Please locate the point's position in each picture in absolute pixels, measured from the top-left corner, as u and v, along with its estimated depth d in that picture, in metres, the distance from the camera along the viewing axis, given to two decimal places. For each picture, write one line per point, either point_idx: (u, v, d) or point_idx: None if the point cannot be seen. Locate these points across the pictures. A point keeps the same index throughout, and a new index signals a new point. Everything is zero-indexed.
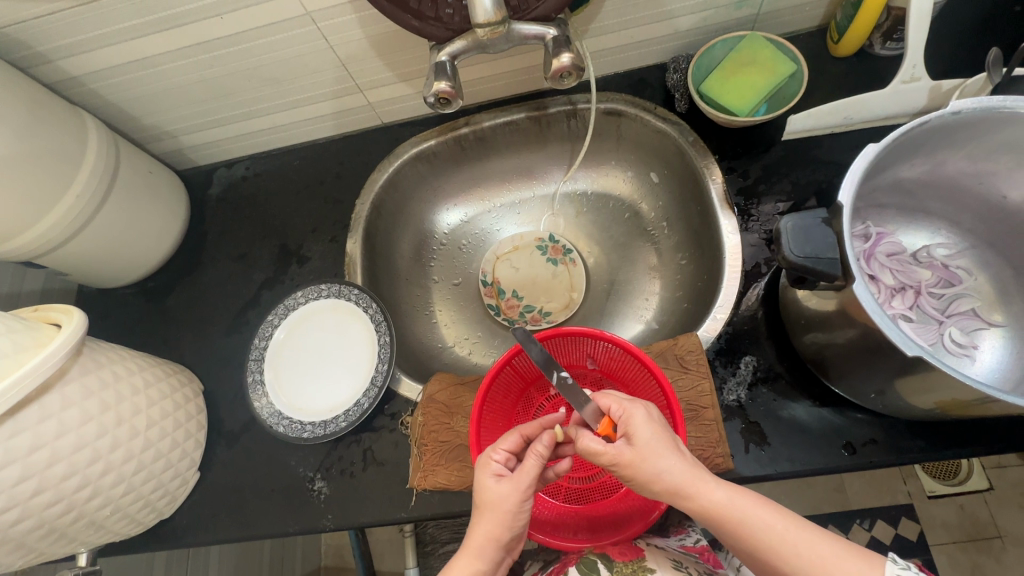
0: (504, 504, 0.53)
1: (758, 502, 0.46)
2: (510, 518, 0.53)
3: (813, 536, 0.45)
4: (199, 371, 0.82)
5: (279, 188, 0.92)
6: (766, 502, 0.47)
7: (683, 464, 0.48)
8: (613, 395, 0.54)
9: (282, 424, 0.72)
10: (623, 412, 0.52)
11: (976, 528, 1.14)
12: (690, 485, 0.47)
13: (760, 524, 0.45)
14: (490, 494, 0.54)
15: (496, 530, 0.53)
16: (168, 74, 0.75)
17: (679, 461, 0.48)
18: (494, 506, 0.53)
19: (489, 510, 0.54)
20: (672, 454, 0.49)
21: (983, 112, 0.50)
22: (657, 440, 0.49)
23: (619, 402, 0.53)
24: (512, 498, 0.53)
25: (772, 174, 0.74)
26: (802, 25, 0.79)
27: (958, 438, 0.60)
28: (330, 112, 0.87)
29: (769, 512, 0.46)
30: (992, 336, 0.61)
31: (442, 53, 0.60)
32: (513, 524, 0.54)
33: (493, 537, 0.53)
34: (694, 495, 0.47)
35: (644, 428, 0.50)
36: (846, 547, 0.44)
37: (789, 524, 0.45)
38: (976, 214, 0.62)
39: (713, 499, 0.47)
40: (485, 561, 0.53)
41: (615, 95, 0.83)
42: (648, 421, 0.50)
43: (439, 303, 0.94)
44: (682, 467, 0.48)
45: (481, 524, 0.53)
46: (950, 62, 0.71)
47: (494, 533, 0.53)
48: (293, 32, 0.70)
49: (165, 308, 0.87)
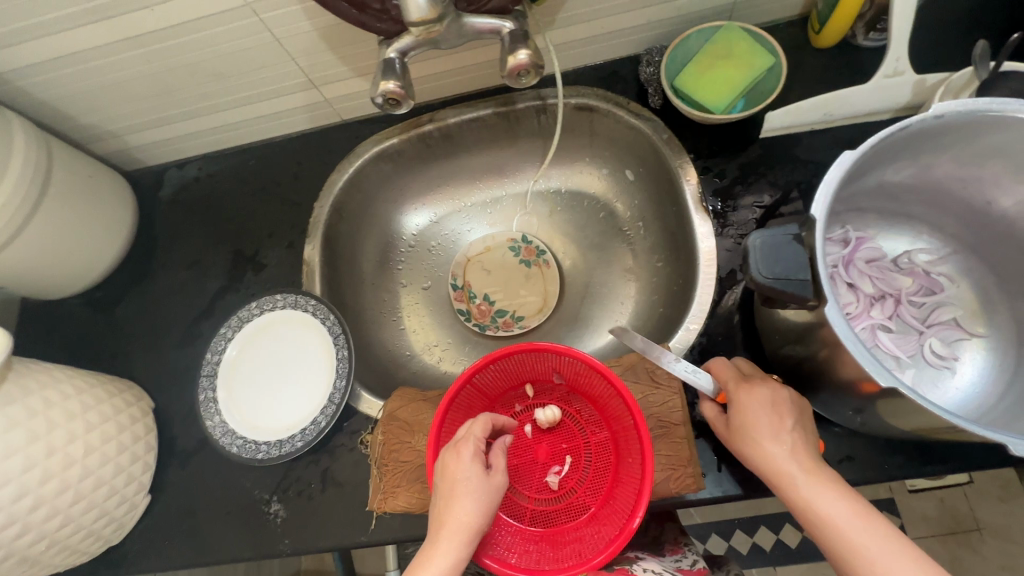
0: (477, 489, 0.52)
1: (849, 509, 0.46)
2: (484, 507, 0.51)
3: (899, 555, 0.44)
4: (151, 386, 0.77)
5: (233, 190, 0.86)
6: (856, 506, 0.46)
7: (786, 453, 0.50)
8: (726, 367, 0.58)
9: (236, 444, 0.68)
10: (732, 390, 0.55)
11: (956, 521, 1.14)
12: (787, 476, 0.49)
13: (843, 527, 0.45)
14: (463, 478, 0.52)
15: (473, 521, 0.50)
16: (102, 71, 0.70)
17: (780, 449, 0.50)
18: (467, 492, 0.51)
19: (466, 496, 0.51)
20: (772, 441, 0.50)
21: (967, 115, 0.47)
22: (764, 422, 0.51)
23: (729, 380, 0.55)
24: (484, 484, 0.52)
25: (749, 174, 0.71)
26: (782, 15, 0.75)
27: (937, 454, 0.57)
28: (284, 109, 0.81)
29: (860, 523, 0.45)
30: (973, 347, 0.59)
31: (390, 50, 0.55)
32: (483, 515, 0.51)
33: (470, 526, 0.50)
34: (783, 485, 0.49)
35: (753, 409, 0.52)
36: (925, 565, 0.43)
37: (875, 532, 0.45)
38: (959, 219, 0.59)
39: (809, 497, 0.47)
40: (462, 554, 0.49)
41: (586, 89, 0.78)
42: (753, 401, 0.53)
43: (407, 309, 0.89)
44: (781, 454, 0.50)
45: (456, 513, 0.50)
46: (935, 54, 0.68)
47: (470, 525, 0.50)
48: (233, 25, 0.65)
49: (114, 319, 0.82)
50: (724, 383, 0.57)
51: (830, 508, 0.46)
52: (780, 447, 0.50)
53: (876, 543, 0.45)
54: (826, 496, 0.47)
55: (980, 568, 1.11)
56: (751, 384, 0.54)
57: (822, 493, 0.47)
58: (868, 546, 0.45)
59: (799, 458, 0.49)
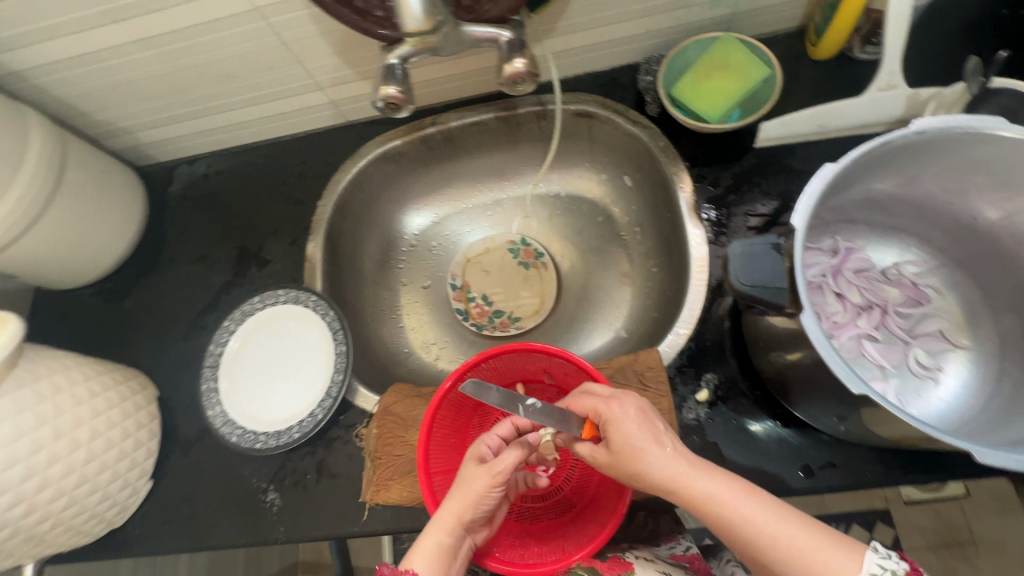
0: (473, 485, 0.57)
1: (740, 491, 0.46)
2: (475, 500, 0.56)
3: (794, 525, 0.45)
4: (155, 376, 0.80)
5: (240, 187, 0.89)
6: (750, 491, 0.47)
7: (670, 457, 0.49)
8: (589, 399, 0.56)
9: (235, 433, 0.71)
10: (604, 411, 0.54)
11: (951, 533, 1.13)
12: (679, 478, 0.48)
13: (739, 511, 0.45)
14: (466, 471, 0.59)
15: (461, 509, 0.56)
16: (116, 70, 0.72)
17: (661, 453, 0.50)
18: (465, 483, 0.58)
19: (462, 487, 0.57)
20: (657, 449, 0.50)
21: (949, 131, 0.48)
22: (639, 436, 0.51)
23: (598, 403, 0.54)
24: (483, 481, 0.57)
25: (743, 183, 0.72)
26: (780, 26, 0.76)
27: (919, 462, 0.58)
28: (291, 109, 0.83)
29: (755, 504, 0.46)
30: (958, 359, 0.59)
31: (391, 56, 0.57)
32: (479, 506, 0.57)
33: (456, 514, 0.56)
34: (680, 495, 0.48)
35: (625, 424, 0.52)
36: (817, 530, 0.44)
37: (767, 508, 0.46)
38: (948, 232, 0.60)
39: (699, 491, 0.47)
40: (449, 535, 0.55)
41: (585, 95, 0.80)
42: (626, 416, 0.52)
43: (406, 307, 0.91)
44: (665, 460, 0.49)
45: (450, 501, 0.57)
46: (930, 68, 0.68)
47: (457, 512, 0.56)
48: (242, 28, 0.67)
49: (123, 310, 0.85)
50: (591, 414, 0.56)
51: (717, 494, 0.46)
52: (661, 452, 0.50)
53: (773, 517, 0.45)
54: (713, 481, 0.47)
55: None
56: (618, 401, 0.54)
57: (708, 482, 0.47)
58: (767, 523, 0.45)
59: (678, 458, 0.49)
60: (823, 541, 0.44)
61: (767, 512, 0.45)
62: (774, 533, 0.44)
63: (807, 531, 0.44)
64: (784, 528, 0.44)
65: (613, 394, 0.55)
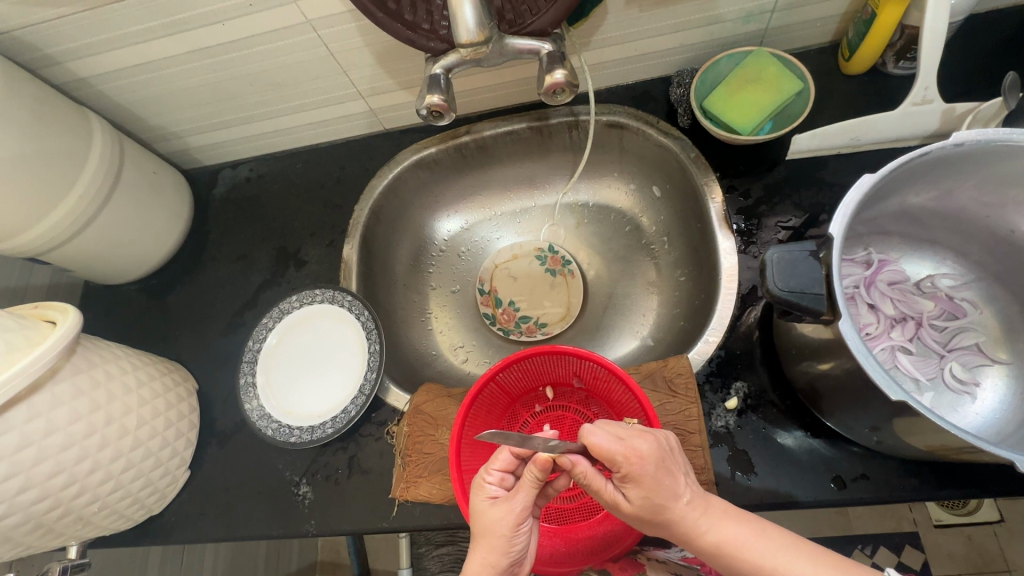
0: (497, 530, 0.52)
1: (749, 534, 0.47)
2: (505, 542, 0.52)
3: (805, 559, 0.44)
4: (196, 369, 0.83)
5: (280, 190, 0.92)
6: (761, 531, 0.47)
7: (686, 506, 0.48)
8: (609, 441, 0.49)
9: (270, 427, 0.73)
10: (622, 463, 0.49)
11: (983, 560, 1.09)
12: (692, 529, 0.48)
13: (751, 553, 0.46)
14: (485, 516, 0.53)
15: (491, 558, 0.52)
16: (172, 78, 0.76)
17: (679, 505, 0.48)
18: (488, 530, 0.53)
19: (486, 535, 0.53)
20: (673, 501, 0.48)
21: (987, 144, 0.48)
22: (658, 495, 0.48)
23: (621, 450, 0.49)
24: (507, 521, 0.52)
25: (774, 194, 0.73)
26: (812, 42, 0.77)
27: (952, 478, 0.58)
28: (332, 117, 0.87)
29: (765, 546, 0.46)
30: (994, 373, 0.59)
31: (436, 66, 0.60)
32: (509, 550, 0.53)
33: (490, 565, 0.52)
34: (693, 539, 0.48)
35: (646, 483, 0.48)
36: (829, 564, 0.44)
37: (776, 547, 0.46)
38: (984, 246, 0.60)
39: (711, 538, 0.47)
40: None
41: (617, 107, 0.82)
42: (645, 470, 0.48)
43: (436, 310, 0.93)
44: (683, 510, 0.48)
45: (477, 550, 0.53)
46: (963, 85, 0.69)
47: (490, 561, 0.52)
48: (294, 39, 0.71)
49: (166, 305, 0.88)
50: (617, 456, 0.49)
51: (730, 539, 0.46)
52: (679, 504, 0.48)
53: (783, 555, 0.45)
54: (725, 525, 0.47)
55: None
56: (635, 449, 0.49)
57: (722, 527, 0.47)
58: (779, 561, 0.45)
59: (693, 508, 0.48)
60: None
61: (772, 548, 0.45)
62: (785, 570, 0.44)
63: (822, 567, 0.44)
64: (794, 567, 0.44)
65: (627, 435, 0.50)
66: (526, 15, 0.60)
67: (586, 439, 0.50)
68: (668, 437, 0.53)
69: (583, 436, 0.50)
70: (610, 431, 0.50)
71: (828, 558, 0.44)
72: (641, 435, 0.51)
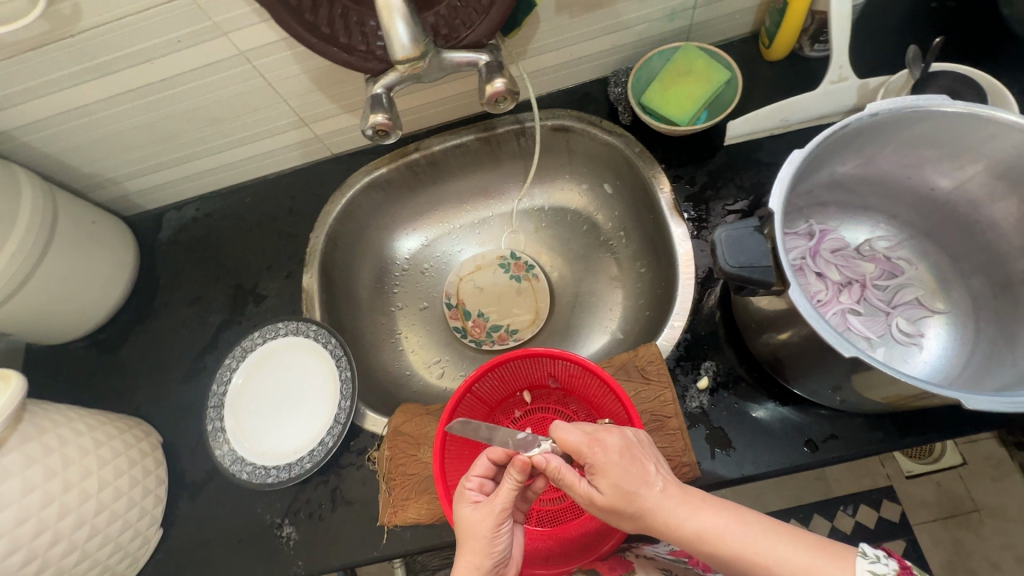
0: (480, 531, 0.52)
1: (725, 517, 0.47)
2: (487, 545, 0.52)
3: (784, 544, 0.45)
4: (158, 422, 0.79)
5: (230, 227, 0.90)
6: (739, 517, 0.47)
7: (659, 494, 0.49)
8: (574, 433, 0.52)
9: (245, 471, 0.70)
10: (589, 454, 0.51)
11: (954, 503, 1.16)
12: (668, 517, 0.48)
13: (731, 542, 0.46)
14: (467, 520, 0.53)
15: (476, 565, 0.52)
16: (101, 122, 0.73)
17: (652, 492, 0.48)
18: (470, 535, 0.53)
19: (470, 538, 0.52)
20: (646, 489, 0.49)
21: (899, 112, 0.52)
22: (628, 480, 0.49)
23: (581, 442, 0.52)
24: (488, 522, 0.52)
25: (718, 179, 0.76)
26: (734, 34, 0.81)
27: (912, 426, 0.61)
28: (277, 147, 0.86)
29: (744, 530, 0.46)
30: (936, 323, 0.63)
31: (377, 86, 0.60)
32: (493, 551, 0.52)
33: (476, 566, 0.52)
34: (669, 529, 0.48)
35: (614, 470, 0.50)
36: (805, 545, 0.45)
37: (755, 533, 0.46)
38: (911, 206, 0.64)
39: (690, 527, 0.47)
40: None
41: (560, 111, 0.84)
42: (611, 458, 0.50)
43: (405, 330, 0.92)
44: (656, 499, 0.48)
45: (462, 553, 0.52)
46: (872, 61, 0.74)
47: (474, 563, 0.52)
48: (229, 72, 0.69)
49: (119, 359, 0.84)
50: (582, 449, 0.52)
51: (710, 528, 0.46)
52: (652, 492, 0.49)
53: (761, 540, 0.45)
54: (704, 513, 0.47)
55: (982, 548, 1.12)
56: (601, 442, 0.51)
57: (701, 517, 0.47)
58: (759, 548, 0.45)
59: (669, 496, 0.48)
60: (815, 554, 0.44)
61: (750, 533, 0.46)
62: (766, 556, 0.45)
63: (801, 550, 0.44)
64: (772, 550, 0.45)
65: (596, 429, 0.53)
66: (461, 28, 0.61)
67: (554, 433, 0.54)
68: (639, 434, 0.55)
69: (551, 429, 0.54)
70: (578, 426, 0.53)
71: (816, 545, 0.45)
72: (608, 430, 0.53)
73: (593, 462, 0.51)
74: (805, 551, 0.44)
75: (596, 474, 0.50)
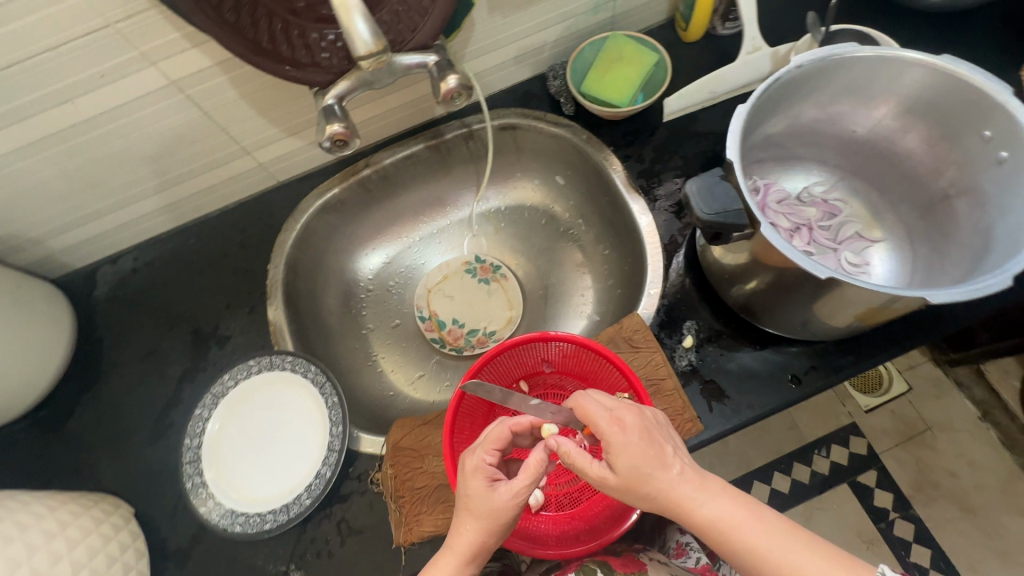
0: (494, 520, 0.50)
1: (746, 514, 0.47)
2: (498, 530, 0.51)
3: (799, 547, 0.45)
4: (126, 493, 0.72)
5: (177, 273, 0.84)
6: (753, 509, 0.47)
7: (674, 477, 0.48)
8: (599, 409, 0.51)
9: (238, 522, 0.65)
10: (607, 432, 0.50)
11: (909, 427, 1.26)
12: (681, 499, 0.48)
13: (739, 534, 0.46)
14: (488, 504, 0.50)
15: (481, 540, 0.51)
16: (17, 175, 0.67)
17: (667, 476, 0.48)
18: (488, 517, 0.50)
19: (487, 519, 0.50)
20: (660, 471, 0.48)
21: (820, 61, 0.58)
22: (643, 463, 0.49)
23: (602, 417, 0.51)
24: (511, 510, 0.51)
25: (664, 153, 0.80)
26: (653, 20, 0.87)
27: (875, 346, 0.67)
28: (218, 180, 0.82)
29: (760, 527, 0.46)
30: (878, 251, 0.70)
31: (327, 97, 0.59)
32: (499, 534, 0.52)
33: (478, 546, 0.51)
34: (684, 513, 0.48)
35: (628, 451, 0.49)
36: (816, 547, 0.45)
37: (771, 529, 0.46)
38: (837, 151, 0.71)
39: (705, 514, 0.47)
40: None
41: (506, 110, 0.86)
42: (628, 438, 0.49)
43: (381, 351, 0.90)
44: (670, 481, 0.48)
45: (469, 533, 0.51)
46: (777, 32, 0.82)
47: (480, 542, 0.51)
48: (160, 104, 0.66)
49: (66, 435, 0.75)
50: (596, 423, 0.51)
51: (723, 519, 0.47)
52: (668, 474, 0.48)
53: (778, 542, 0.45)
54: (719, 503, 0.47)
55: (939, 462, 1.23)
56: (620, 421, 0.50)
57: (716, 504, 0.47)
58: (772, 545, 0.45)
59: (684, 480, 0.48)
60: (831, 563, 0.44)
61: (767, 534, 0.46)
62: (778, 554, 0.45)
63: (817, 557, 0.44)
64: (788, 553, 0.45)
65: (618, 407, 0.52)
66: (405, 33, 0.62)
67: (576, 404, 0.53)
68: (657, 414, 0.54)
69: (574, 395, 0.53)
70: (601, 402, 0.52)
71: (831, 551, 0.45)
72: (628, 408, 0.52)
73: (608, 442, 0.50)
74: (823, 562, 0.44)
75: (611, 456, 0.50)
